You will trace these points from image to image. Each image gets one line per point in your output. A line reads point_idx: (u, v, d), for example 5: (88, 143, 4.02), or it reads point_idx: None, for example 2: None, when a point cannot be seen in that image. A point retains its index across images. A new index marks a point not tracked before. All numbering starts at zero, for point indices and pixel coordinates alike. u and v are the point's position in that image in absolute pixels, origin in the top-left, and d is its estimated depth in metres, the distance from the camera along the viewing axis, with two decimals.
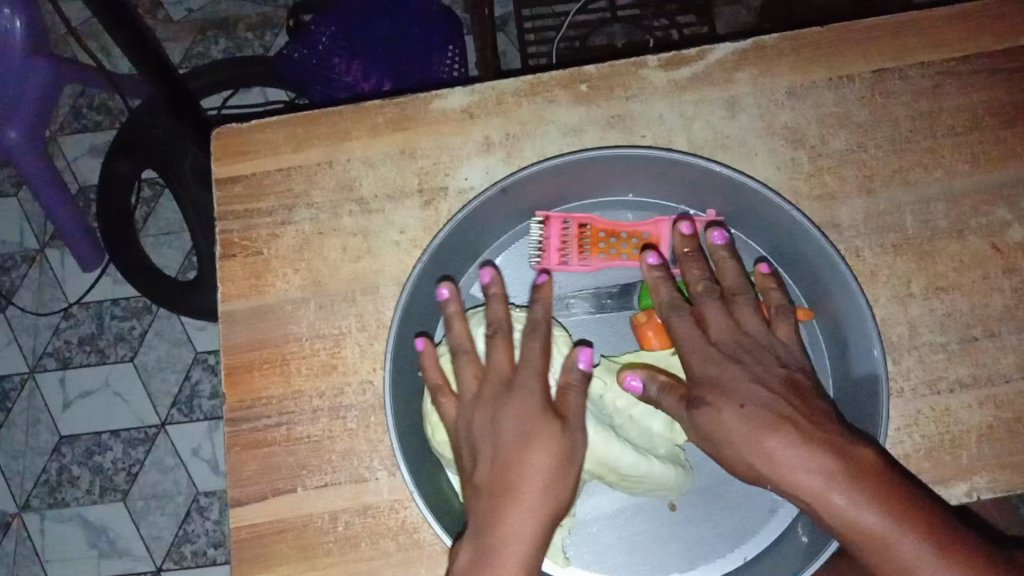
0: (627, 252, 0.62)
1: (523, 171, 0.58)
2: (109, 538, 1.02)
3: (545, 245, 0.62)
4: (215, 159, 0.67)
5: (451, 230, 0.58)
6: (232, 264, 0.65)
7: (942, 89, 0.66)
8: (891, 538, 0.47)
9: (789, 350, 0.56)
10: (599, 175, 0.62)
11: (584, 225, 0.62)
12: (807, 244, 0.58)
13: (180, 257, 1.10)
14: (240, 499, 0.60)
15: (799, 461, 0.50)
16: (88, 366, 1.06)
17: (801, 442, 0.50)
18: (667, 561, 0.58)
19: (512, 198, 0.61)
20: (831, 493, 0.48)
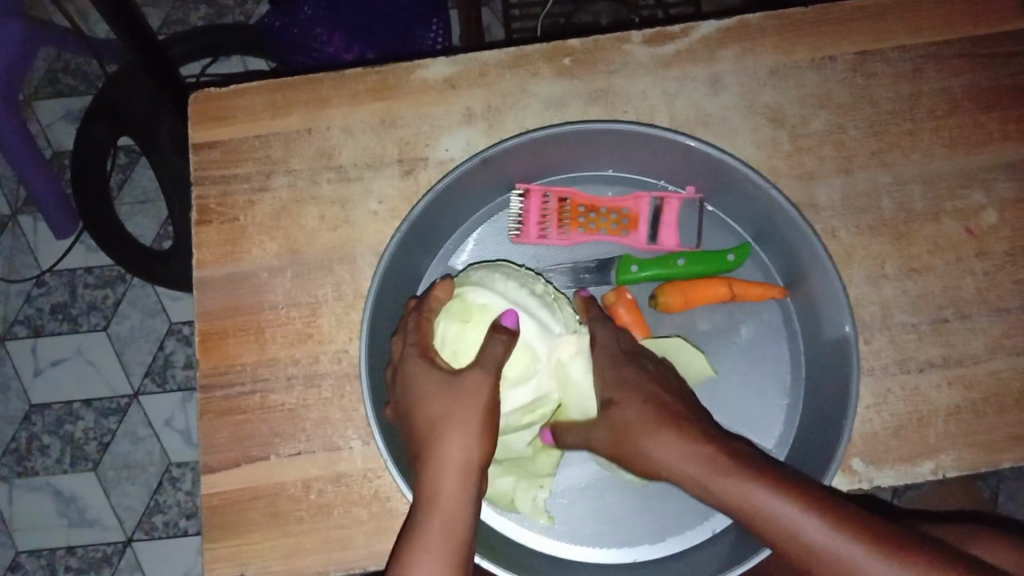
0: (607, 227, 0.62)
1: (504, 142, 0.58)
2: (79, 508, 1.01)
3: (524, 219, 0.62)
4: (192, 124, 0.66)
5: (430, 201, 0.58)
6: (207, 230, 0.64)
7: (922, 73, 0.67)
8: (767, 510, 0.46)
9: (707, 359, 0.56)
10: (580, 149, 0.61)
11: (564, 199, 0.62)
12: (784, 220, 0.58)
13: (156, 225, 1.09)
14: (212, 466, 0.59)
15: (692, 458, 0.49)
16: (59, 334, 1.05)
17: (675, 436, 0.50)
18: (639, 533, 0.59)
19: (491, 171, 0.60)
20: (728, 481, 0.48)
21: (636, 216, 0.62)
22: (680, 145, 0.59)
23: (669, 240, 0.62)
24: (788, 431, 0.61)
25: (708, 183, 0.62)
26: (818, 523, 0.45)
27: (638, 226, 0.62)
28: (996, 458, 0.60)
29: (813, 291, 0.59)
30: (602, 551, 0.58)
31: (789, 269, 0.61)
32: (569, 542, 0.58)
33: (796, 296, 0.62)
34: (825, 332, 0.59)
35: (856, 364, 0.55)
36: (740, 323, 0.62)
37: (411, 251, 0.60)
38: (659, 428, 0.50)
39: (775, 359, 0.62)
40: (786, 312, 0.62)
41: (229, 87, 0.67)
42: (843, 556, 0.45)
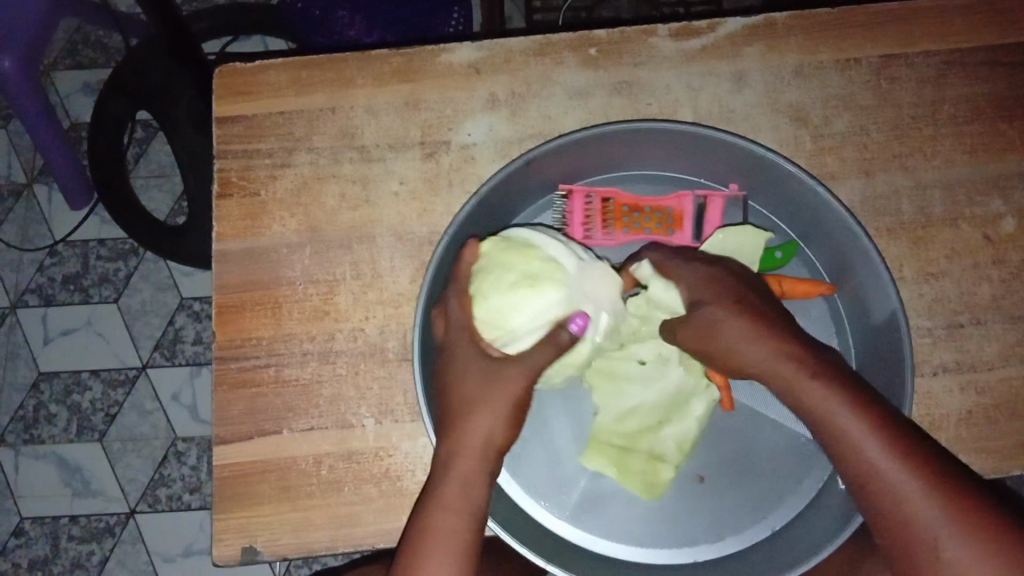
0: (652, 226, 0.62)
1: (547, 143, 0.58)
2: (84, 478, 1.01)
3: (568, 219, 0.62)
4: (217, 98, 0.66)
5: (475, 202, 0.57)
6: (228, 204, 0.64)
7: (946, 79, 0.67)
8: (801, 389, 0.50)
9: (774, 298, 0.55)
10: (622, 149, 0.61)
11: (607, 199, 0.63)
12: (832, 217, 0.58)
13: (170, 200, 1.09)
14: (225, 437, 0.60)
15: (793, 375, 0.50)
16: (70, 305, 1.05)
17: (735, 313, 0.51)
18: (691, 533, 0.59)
19: (534, 171, 0.60)
20: (814, 392, 0.50)
21: (680, 215, 0.62)
22: (725, 142, 0.59)
23: (714, 237, 0.62)
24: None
25: (750, 180, 0.62)
26: (887, 457, 0.48)
27: (683, 225, 0.62)
28: (1004, 465, 0.60)
29: (862, 286, 0.59)
30: (652, 551, 0.58)
31: (837, 266, 0.62)
32: (627, 544, 0.58)
33: (843, 293, 0.62)
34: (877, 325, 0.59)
35: (909, 356, 0.54)
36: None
37: None
38: (752, 335, 0.51)
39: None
40: (834, 310, 0.63)
41: (254, 63, 0.67)
42: (860, 445, 0.49)
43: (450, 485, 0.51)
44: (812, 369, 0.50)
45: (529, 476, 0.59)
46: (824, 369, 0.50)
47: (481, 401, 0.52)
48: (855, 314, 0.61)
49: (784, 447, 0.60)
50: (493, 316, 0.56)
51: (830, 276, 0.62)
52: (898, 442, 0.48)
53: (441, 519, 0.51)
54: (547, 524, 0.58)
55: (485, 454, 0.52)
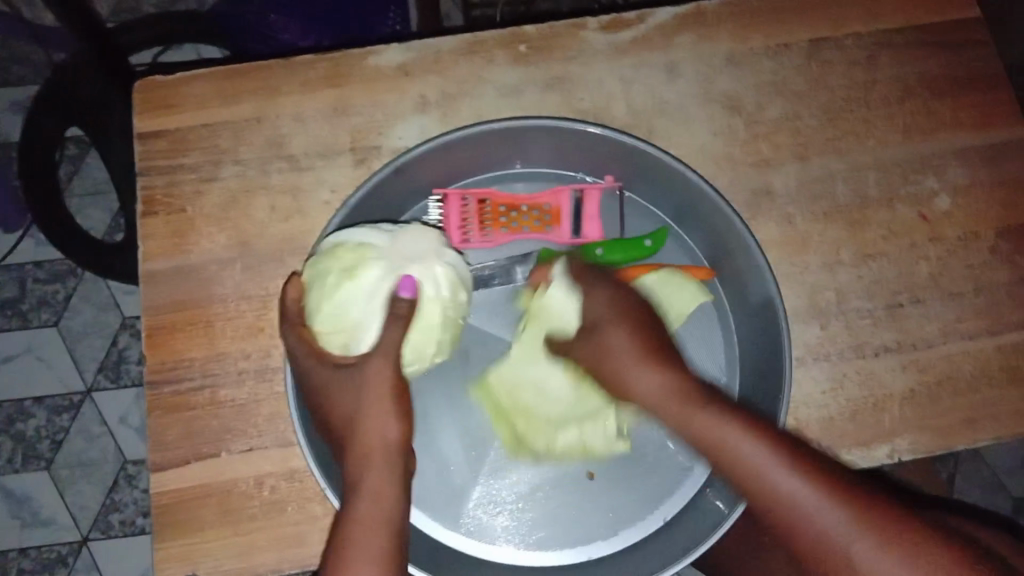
0: (530, 225, 0.61)
1: (415, 149, 0.56)
2: (33, 509, 0.98)
3: (446, 223, 0.61)
4: (139, 112, 0.64)
5: (344, 215, 0.56)
6: (155, 221, 0.62)
7: (877, 60, 0.67)
8: (718, 425, 0.50)
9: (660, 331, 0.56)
10: (494, 149, 0.60)
11: (485, 200, 0.62)
12: (706, 206, 0.58)
13: (107, 217, 1.06)
14: (161, 464, 0.58)
15: (708, 420, 0.50)
16: (9, 330, 1.02)
17: (627, 336, 0.54)
18: (594, 529, 0.58)
19: (407, 177, 0.59)
20: (733, 435, 0.49)
21: (557, 212, 0.61)
22: (596, 136, 0.58)
23: (594, 232, 0.61)
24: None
25: (629, 172, 0.61)
26: (825, 507, 0.46)
27: (561, 222, 0.61)
28: (948, 442, 0.61)
29: (740, 271, 0.59)
30: (558, 553, 0.58)
31: (719, 252, 0.61)
32: (523, 548, 0.57)
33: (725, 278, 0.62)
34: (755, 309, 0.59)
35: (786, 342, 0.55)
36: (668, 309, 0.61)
37: None
38: (650, 370, 0.53)
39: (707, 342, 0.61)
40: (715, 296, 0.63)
41: (175, 75, 0.65)
42: (771, 476, 0.47)
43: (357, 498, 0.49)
44: (724, 407, 0.51)
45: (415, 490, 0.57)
46: (712, 402, 0.52)
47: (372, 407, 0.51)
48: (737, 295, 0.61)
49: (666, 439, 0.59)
50: (335, 324, 0.56)
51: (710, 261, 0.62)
52: (824, 484, 0.47)
53: (356, 527, 0.48)
54: (437, 536, 0.57)
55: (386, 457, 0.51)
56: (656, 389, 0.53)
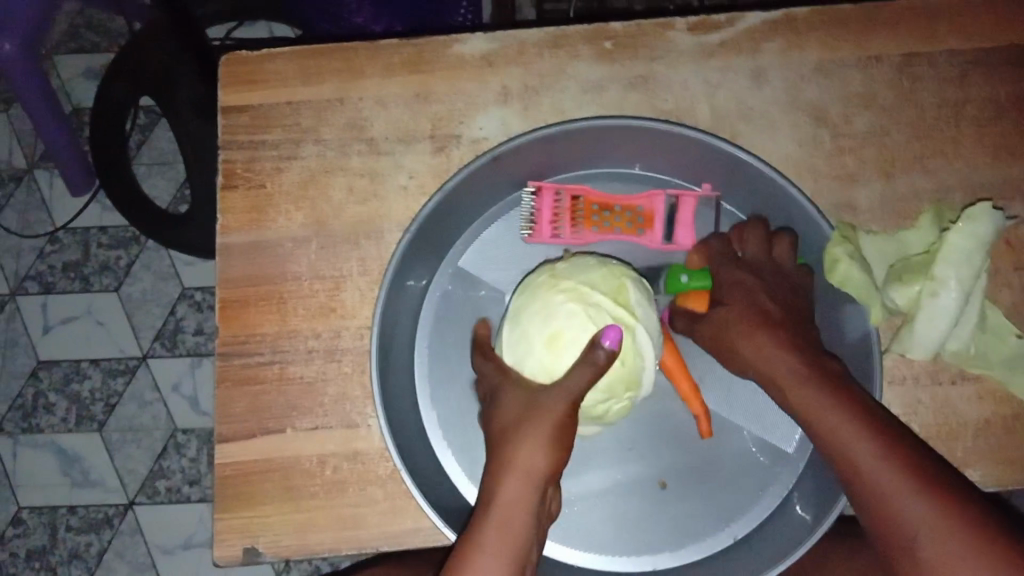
0: (621, 226, 0.60)
1: (515, 140, 0.57)
2: (83, 468, 1.00)
3: (537, 218, 0.60)
4: (223, 86, 0.65)
5: (441, 200, 0.57)
6: (233, 196, 0.63)
7: (969, 79, 0.65)
8: (784, 374, 0.53)
9: (750, 340, 0.54)
10: (592, 146, 0.60)
11: (578, 197, 0.60)
12: (805, 223, 0.58)
13: (172, 188, 1.08)
14: (227, 435, 0.58)
15: (745, 341, 0.54)
16: (71, 292, 1.04)
17: (758, 323, 0.54)
18: (661, 539, 0.57)
19: (502, 166, 0.59)
20: (769, 357, 0.53)
21: (652, 215, 0.60)
22: (698, 143, 0.58)
23: (685, 240, 0.60)
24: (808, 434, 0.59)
25: (728, 181, 0.61)
26: (929, 529, 0.45)
27: (654, 225, 0.60)
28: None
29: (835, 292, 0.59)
30: (621, 559, 0.57)
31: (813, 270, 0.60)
32: (592, 552, 0.57)
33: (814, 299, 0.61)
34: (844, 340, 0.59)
35: (877, 377, 0.55)
36: None
37: (418, 249, 0.58)
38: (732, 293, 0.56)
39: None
40: None
41: (260, 51, 0.66)
42: (871, 464, 0.48)
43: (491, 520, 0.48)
44: (756, 326, 0.54)
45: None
46: (843, 387, 0.51)
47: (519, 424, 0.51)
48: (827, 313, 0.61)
49: (745, 455, 0.58)
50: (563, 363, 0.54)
51: None
52: (924, 492, 0.46)
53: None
54: None
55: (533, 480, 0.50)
56: (835, 367, 0.53)
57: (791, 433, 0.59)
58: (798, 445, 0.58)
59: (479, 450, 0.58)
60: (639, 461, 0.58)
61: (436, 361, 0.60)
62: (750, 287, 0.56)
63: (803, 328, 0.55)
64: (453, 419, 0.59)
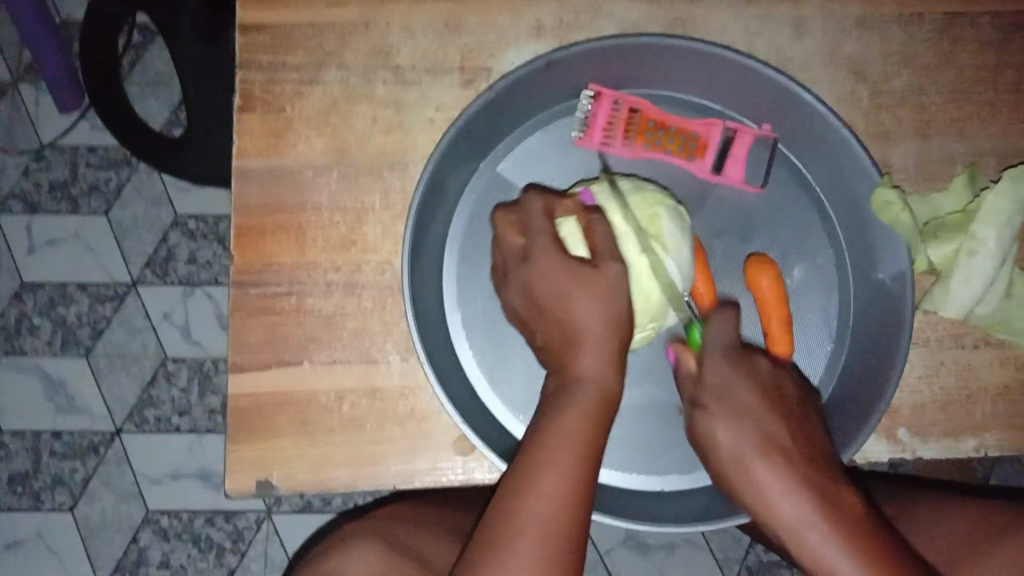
0: (673, 148, 0.60)
1: (572, 48, 0.55)
2: (68, 394, 0.97)
3: (591, 122, 0.59)
4: (241, 3, 0.61)
5: (489, 99, 0.56)
6: (251, 118, 0.60)
7: (1010, 43, 0.64)
8: (772, 500, 0.47)
9: (731, 462, 0.48)
10: (650, 66, 0.59)
11: (635, 110, 0.59)
12: (852, 166, 0.57)
13: (167, 110, 1.04)
14: (241, 366, 0.57)
15: (762, 477, 0.47)
16: (58, 213, 1.00)
17: (746, 436, 0.48)
18: (670, 461, 0.57)
19: (554, 76, 0.58)
20: (784, 509, 0.46)
21: (705, 143, 0.60)
22: (755, 75, 0.57)
23: (734, 174, 0.60)
24: (828, 376, 0.60)
25: (785, 120, 0.59)
26: None
27: (706, 153, 0.60)
28: None
29: (868, 232, 0.59)
30: (626, 476, 0.57)
31: (851, 217, 0.59)
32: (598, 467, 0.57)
33: (852, 246, 0.60)
34: (874, 285, 0.58)
35: (908, 320, 0.55)
36: (792, 265, 0.59)
37: (454, 160, 0.57)
38: (736, 423, 0.48)
39: (821, 305, 0.60)
40: (838, 258, 0.60)
41: None
42: None
43: (582, 387, 0.47)
44: (775, 455, 0.47)
45: (519, 400, 0.58)
46: (833, 513, 0.45)
47: (582, 291, 0.48)
48: (860, 262, 0.60)
49: None
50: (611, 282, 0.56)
51: (838, 222, 0.60)
52: None
53: (545, 462, 0.46)
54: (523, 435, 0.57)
55: (604, 346, 0.48)
56: (838, 487, 0.47)
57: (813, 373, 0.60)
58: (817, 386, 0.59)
59: (508, 376, 0.58)
60: (660, 386, 0.57)
61: (465, 287, 0.59)
62: (747, 406, 0.49)
63: (795, 434, 0.48)
64: (480, 350, 0.58)
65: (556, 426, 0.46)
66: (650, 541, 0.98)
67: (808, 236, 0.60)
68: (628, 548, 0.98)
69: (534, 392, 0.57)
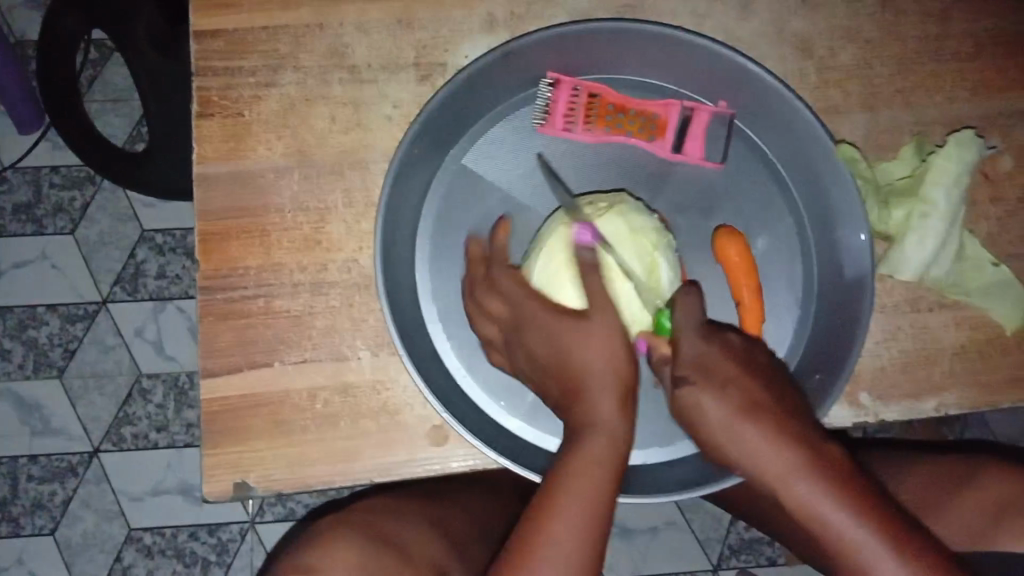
0: (633, 130, 0.61)
1: (530, 36, 0.57)
2: (42, 417, 0.97)
3: (552, 109, 0.60)
4: (193, 9, 0.61)
5: (451, 91, 0.57)
6: (209, 124, 0.60)
7: (949, 14, 0.66)
8: (762, 468, 0.46)
9: (708, 432, 0.48)
10: (606, 52, 0.60)
11: (594, 95, 0.60)
12: (807, 139, 0.59)
13: (128, 125, 1.03)
14: (212, 370, 0.57)
15: (753, 442, 0.46)
16: (23, 235, 0.99)
17: (729, 411, 0.47)
18: (647, 436, 0.58)
19: (513, 66, 0.59)
20: (798, 488, 0.45)
21: (664, 123, 0.61)
22: (707, 55, 0.58)
23: (694, 152, 0.61)
24: (797, 345, 0.60)
25: (740, 98, 0.61)
26: None
27: (665, 133, 0.61)
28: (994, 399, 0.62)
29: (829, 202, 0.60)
30: None
31: (810, 190, 0.60)
32: None
33: (813, 219, 0.61)
34: (836, 253, 0.60)
35: (870, 282, 0.57)
36: (756, 239, 0.61)
37: (419, 154, 0.58)
38: (724, 394, 0.47)
39: (787, 273, 0.61)
40: (801, 231, 0.61)
41: None
42: (867, 554, 0.44)
43: (593, 430, 0.49)
44: (758, 425, 0.46)
45: (495, 387, 0.58)
46: (814, 457, 0.46)
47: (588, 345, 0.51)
48: (821, 234, 0.61)
49: None
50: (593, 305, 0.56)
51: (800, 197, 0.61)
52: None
53: (564, 505, 0.48)
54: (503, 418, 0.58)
55: (613, 391, 0.50)
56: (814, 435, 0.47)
57: (784, 345, 0.60)
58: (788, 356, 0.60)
59: (483, 365, 0.58)
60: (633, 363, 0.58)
61: (434, 280, 0.59)
62: (717, 409, 0.47)
63: (780, 403, 0.48)
64: (454, 340, 0.59)
65: (573, 470, 0.49)
66: (632, 526, 0.99)
67: (770, 208, 0.61)
68: (612, 536, 0.99)
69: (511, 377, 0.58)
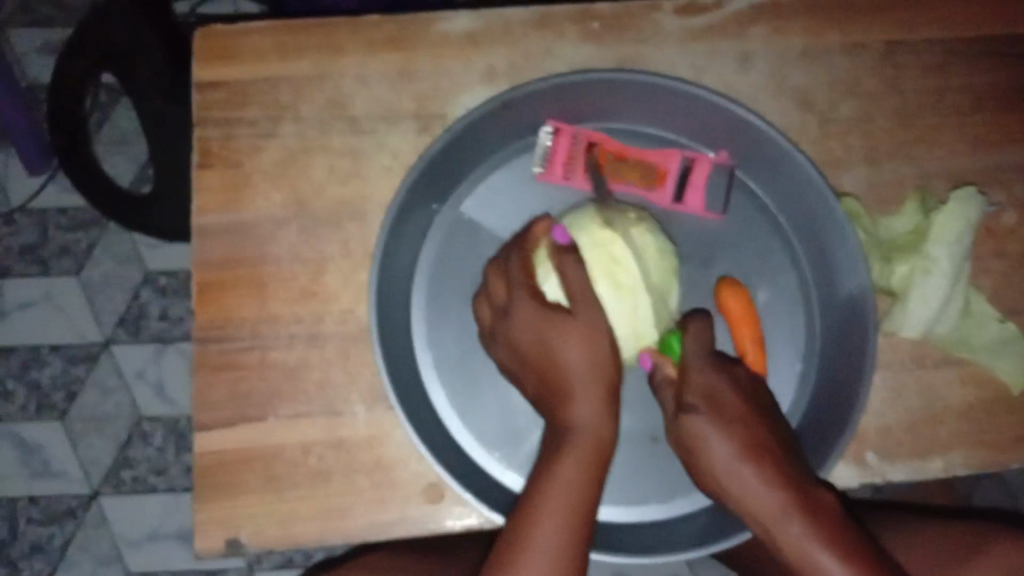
0: (633, 179, 0.60)
1: (529, 86, 0.57)
2: (43, 459, 0.96)
3: (551, 157, 0.60)
4: (197, 61, 0.62)
5: (450, 142, 0.57)
6: (209, 175, 0.60)
7: (950, 67, 0.66)
8: (756, 510, 0.45)
9: (712, 462, 0.47)
10: (607, 101, 0.60)
11: (593, 144, 0.60)
12: (809, 190, 0.58)
13: (135, 167, 1.04)
14: (206, 423, 0.57)
15: (750, 482, 0.46)
16: (29, 276, 1.00)
17: (736, 452, 0.46)
18: (648, 490, 0.57)
19: (513, 116, 0.59)
20: (793, 534, 0.45)
21: (664, 173, 0.60)
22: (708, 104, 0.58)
23: (695, 201, 0.60)
24: (801, 395, 0.60)
25: (741, 146, 0.60)
26: None
27: (666, 182, 0.60)
28: (1000, 459, 0.60)
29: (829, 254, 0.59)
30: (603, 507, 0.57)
31: (812, 240, 0.60)
32: None
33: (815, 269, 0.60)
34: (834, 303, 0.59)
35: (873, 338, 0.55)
36: (756, 288, 0.60)
37: (415, 205, 0.58)
38: (731, 431, 0.46)
39: (791, 324, 0.60)
40: (803, 280, 0.61)
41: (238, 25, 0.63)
42: None
43: (574, 433, 0.49)
44: (760, 469, 0.46)
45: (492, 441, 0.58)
46: (812, 509, 0.45)
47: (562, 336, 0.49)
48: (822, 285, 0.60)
49: None
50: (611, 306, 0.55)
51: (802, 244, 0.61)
52: None
53: (544, 516, 0.47)
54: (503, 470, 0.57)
55: (593, 394, 0.49)
56: (821, 495, 0.46)
57: (787, 394, 0.60)
58: (792, 406, 0.59)
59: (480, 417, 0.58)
60: (632, 415, 0.57)
61: (432, 330, 0.59)
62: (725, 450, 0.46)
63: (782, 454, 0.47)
64: (452, 392, 0.58)
65: (554, 477, 0.48)
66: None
67: (772, 257, 0.61)
68: None
69: (510, 429, 0.57)
